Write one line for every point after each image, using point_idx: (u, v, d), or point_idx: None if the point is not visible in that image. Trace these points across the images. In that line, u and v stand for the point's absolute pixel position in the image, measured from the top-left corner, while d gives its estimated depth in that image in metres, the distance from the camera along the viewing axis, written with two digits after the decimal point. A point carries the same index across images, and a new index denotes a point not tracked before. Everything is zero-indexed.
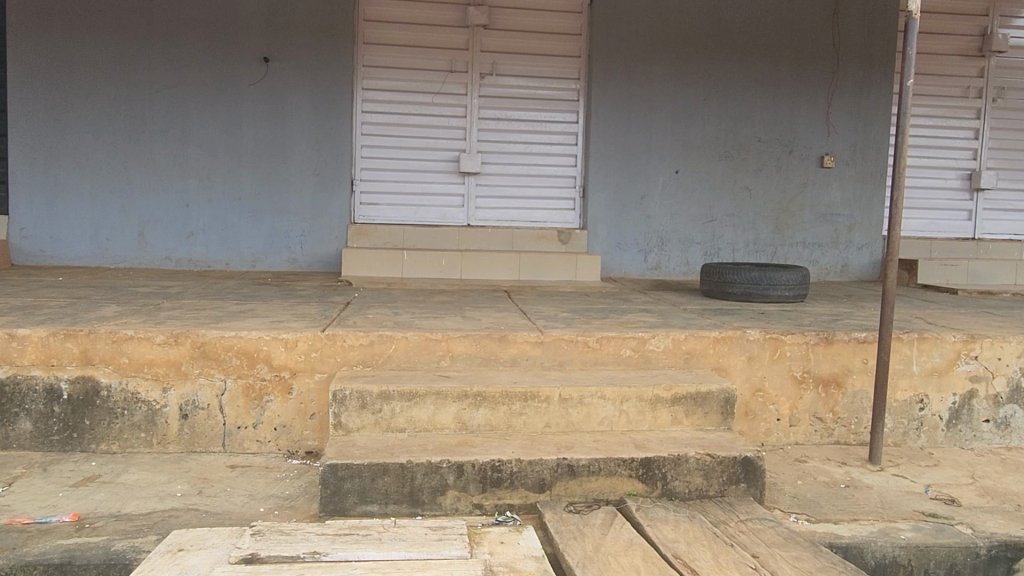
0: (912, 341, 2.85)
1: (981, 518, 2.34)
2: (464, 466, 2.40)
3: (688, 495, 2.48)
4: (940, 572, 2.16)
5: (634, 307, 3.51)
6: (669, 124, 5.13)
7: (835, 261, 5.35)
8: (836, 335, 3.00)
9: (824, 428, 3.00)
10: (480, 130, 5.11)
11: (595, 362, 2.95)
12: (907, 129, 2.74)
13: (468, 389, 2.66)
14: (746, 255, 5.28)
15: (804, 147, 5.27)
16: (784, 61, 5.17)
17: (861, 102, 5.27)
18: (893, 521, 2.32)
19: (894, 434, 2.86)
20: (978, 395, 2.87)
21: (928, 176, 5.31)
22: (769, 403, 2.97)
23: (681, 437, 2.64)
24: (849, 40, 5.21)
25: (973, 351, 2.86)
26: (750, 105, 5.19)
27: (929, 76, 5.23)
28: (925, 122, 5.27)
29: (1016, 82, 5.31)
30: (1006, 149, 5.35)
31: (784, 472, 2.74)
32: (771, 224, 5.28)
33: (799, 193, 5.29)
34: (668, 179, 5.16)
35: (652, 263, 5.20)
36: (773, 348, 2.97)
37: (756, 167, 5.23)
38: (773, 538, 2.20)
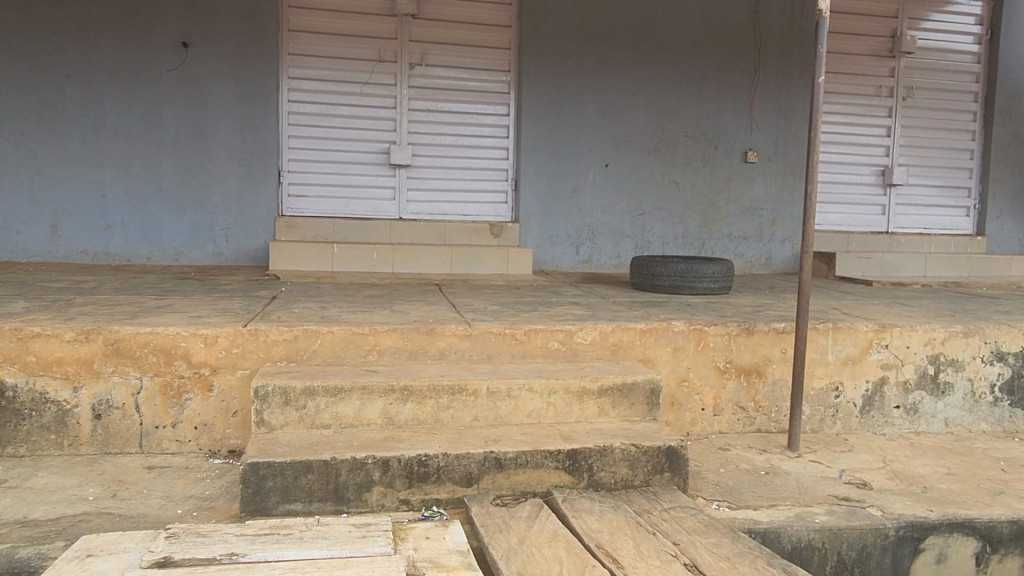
0: (827, 331, 2.94)
1: (890, 500, 2.44)
2: (389, 461, 2.37)
3: (614, 486, 2.51)
4: (852, 554, 2.24)
5: (565, 300, 3.53)
6: (599, 118, 5.18)
7: (759, 254, 5.50)
8: (757, 326, 3.08)
9: (746, 417, 3.07)
10: (411, 122, 5.05)
11: (524, 355, 2.95)
12: (819, 125, 2.83)
13: (395, 383, 2.62)
14: (675, 248, 5.38)
15: (729, 143, 5.39)
16: (709, 58, 5.28)
17: (782, 99, 5.43)
18: (808, 505, 2.39)
19: (811, 421, 2.96)
20: (888, 382, 2.99)
21: (847, 171, 5.50)
22: (694, 393, 3.03)
23: (607, 429, 2.66)
24: (771, 39, 5.35)
25: (884, 340, 2.98)
26: (677, 100, 5.28)
27: (845, 75, 5.42)
28: (843, 119, 5.46)
29: (925, 82, 5.56)
30: (917, 146, 5.59)
31: (707, 461, 2.80)
32: (699, 218, 5.39)
33: (725, 187, 5.41)
34: (599, 173, 5.21)
35: (584, 256, 5.24)
36: (697, 339, 3.02)
37: (683, 162, 5.33)
38: (694, 525, 2.25)
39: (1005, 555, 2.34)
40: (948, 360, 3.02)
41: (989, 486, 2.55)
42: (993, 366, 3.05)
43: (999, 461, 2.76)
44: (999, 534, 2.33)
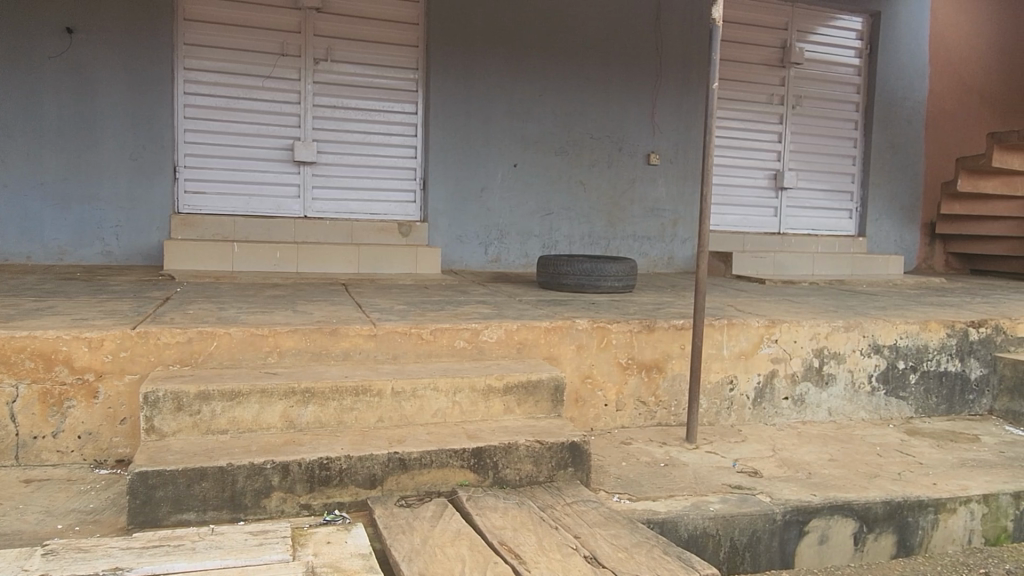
0: (722, 327, 3.07)
1: (778, 487, 2.57)
2: (289, 465, 2.30)
3: (518, 482, 2.53)
4: (743, 539, 2.34)
5: (472, 299, 3.53)
6: (507, 119, 5.22)
7: (662, 253, 5.68)
8: (657, 323, 3.18)
9: (647, 411, 3.17)
10: (316, 119, 4.93)
11: (429, 354, 2.93)
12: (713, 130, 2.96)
13: (296, 385, 2.55)
14: (582, 247, 5.48)
15: (632, 145, 5.54)
16: (613, 62, 5.41)
17: (682, 104, 5.63)
18: (703, 494, 2.49)
19: (708, 414, 3.08)
20: (778, 375, 3.15)
21: (742, 175, 5.76)
22: (597, 389, 3.10)
23: (512, 426, 2.68)
24: (671, 47, 5.54)
25: (773, 335, 3.14)
26: (583, 103, 5.38)
27: (741, 83, 5.67)
28: (738, 125, 5.71)
29: (813, 92, 5.90)
30: (805, 152, 5.92)
31: (609, 455, 2.87)
32: (604, 218, 5.51)
33: (628, 189, 5.56)
34: (507, 173, 5.24)
35: (492, 256, 5.27)
36: (600, 336, 3.09)
37: (589, 163, 5.44)
38: (595, 518, 2.30)
39: (880, 534, 2.46)
40: (831, 353, 3.21)
41: (867, 470, 2.73)
42: (871, 358, 3.26)
43: (875, 446, 2.96)
44: (874, 514, 2.45)
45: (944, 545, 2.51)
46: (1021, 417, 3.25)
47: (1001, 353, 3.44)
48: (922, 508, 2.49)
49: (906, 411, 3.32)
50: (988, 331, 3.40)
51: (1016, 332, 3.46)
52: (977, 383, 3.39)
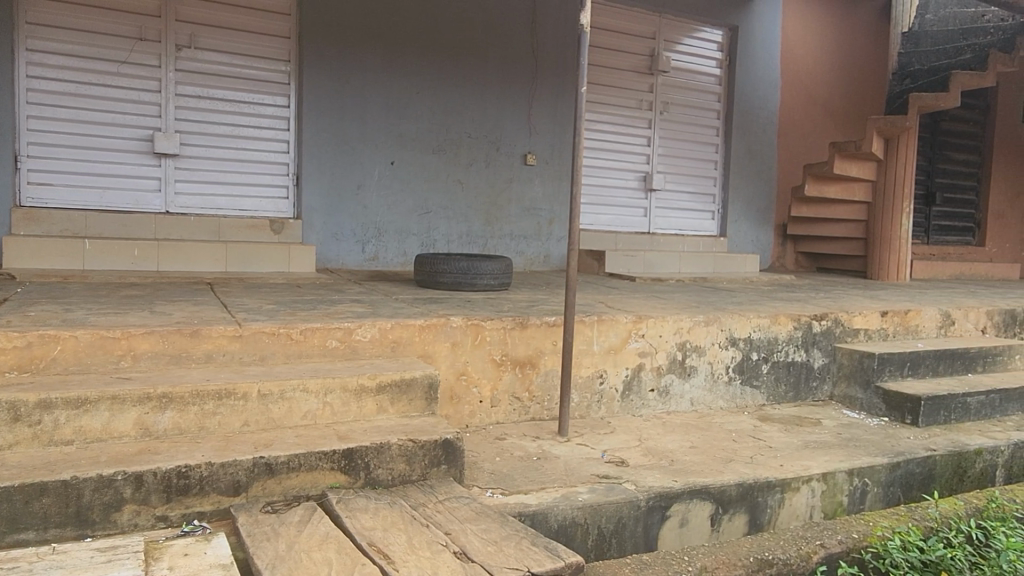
0: (593, 323, 3.18)
1: (643, 474, 2.69)
2: (143, 475, 2.15)
3: (391, 482, 2.51)
4: (609, 527, 2.43)
5: (346, 298, 3.46)
6: (384, 116, 5.15)
7: (538, 252, 5.81)
8: (530, 320, 3.25)
9: (521, 407, 3.23)
10: (178, 109, 4.65)
11: (298, 355, 2.84)
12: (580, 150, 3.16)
13: (151, 390, 2.40)
14: (460, 245, 5.50)
15: (509, 145, 5.62)
16: (490, 62, 5.47)
17: (557, 107, 5.78)
18: (573, 485, 2.57)
19: (579, 408, 3.18)
20: (644, 368, 3.30)
21: (615, 176, 5.98)
22: (472, 386, 3.12)
23: (385, 426, 2.65)
24: (546, 50, 5.68)
25: (640, 330, 3.28)
26: (461, 102, 5.40)
27: (613, 88, 5.88)
28: (610, 128, 5.91)
29: (679, 99, 6.21)
30: (673, 156, 6.23)
31: (484, 451, 2.90)
32: (482, 217, 5.56)
33: (506, 188, 5.63)
34: (384, 171, 5.18)
35: (369, 254, 5.19)
36: (474, 334, 3.12)
37: (467, 162, 5.47)
38: (467, 513, 2.32)
39: (733, 514, 2.63)
40: (692, 347, 3.39)
41: (723, 455, 2.91)
42: (728, 350, 3.48)
43: (731, 433, 3.16)
44: (728, 496, 2.62)
45: (788, 521, 2.71)
46: (856, 401, 3.57)
47: (839, 343, 3.76)
48: (769, 489, 2.68)
49: (759, 399, 3.56)
50: (828, 324, 3.71)
51: (852, 324, 3.79)
52: (820, 371, 3.69)
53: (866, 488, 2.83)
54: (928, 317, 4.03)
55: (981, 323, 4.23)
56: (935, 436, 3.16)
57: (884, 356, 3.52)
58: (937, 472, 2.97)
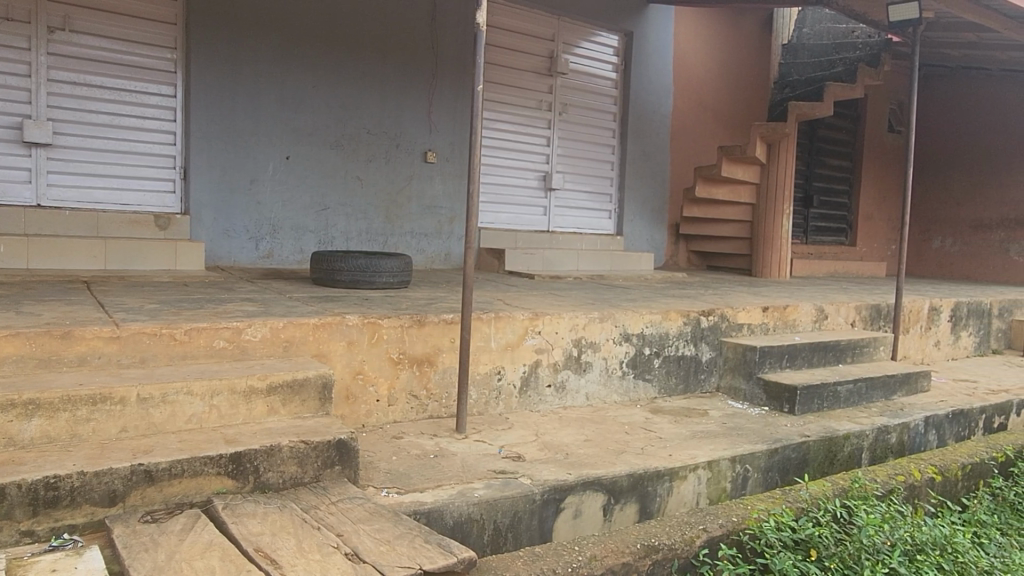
0: (490, 320, 3.21)
1: (538, 468, 2.74)
2: (5, 488, 2.00)
3: (282, 485, 2.43)
4: (505, 521, 2.46)
5: (236, 296, 3.34)
6: (279, 108, 5.00)
7: (439, 250, 5.80)
8: (427, 318, 3.23)
9: (418, 405, 3.21)
10: (51, 95, 4.35)
11: (183, 356, 2.71)
12: (479, 145, 3.19)
13: (16, 396, 2.23)
14: (360, 243, 5.40)
15: (409, 142, 5.57)
16: (390, 58, 5.40)
17: (456, 105, 5.79)
18: (469, 482, 2.58)
19: (478, 404, 3.20)
20: (541, 364, 3.35)
21: (516, 175, 6.04)
22: (368, 385, 3.08)
23: (276, 427, 2.57)
24: (447, 48, 5.67)
25: (537, 326, 3.34)
26: (360, 97, 5.32)
27: (513, 87, 5.94)
28: (511, 127, 5.96)
29: (577, 101, 6.34)
30: (572, 156, 6.36)
31: (380, 450, 2.87)
32: (382, 214, 5.49)
33: (406, 185, 5.58)
34: (279, 165, 5.03)
35: (263, 251, 5.03)
36: (371, 332, 3.08)
37: (366, 158, 5.38)
38: (360, 514, 2.28)
39: (624, 504, 2.72)
40: (587, 343, 3.48)
41: (616, 447, 3.00)
42: (622, 345, 3.59)
43: (624, 425, 3.26)
44: (620, 486, 2.70)
45: (676, 508, 2.83)
46: (740, 392, 3.76)
47: (724, 337, 3.95)
48: (658, 477, 2.78)
49: (651, 392, 3.70)
50: (715, 319, 3.90)
51: (736, 319, 4.00)
52: (707, 364, 3.87)
53: (746, 474, 2.99)
54: (804, 312, 4.30)
55: (850, 317, 4.55)
56: (809, 423, 3.38)
57: (765, 349, 3.74)
58: (810, 456, 3.18)
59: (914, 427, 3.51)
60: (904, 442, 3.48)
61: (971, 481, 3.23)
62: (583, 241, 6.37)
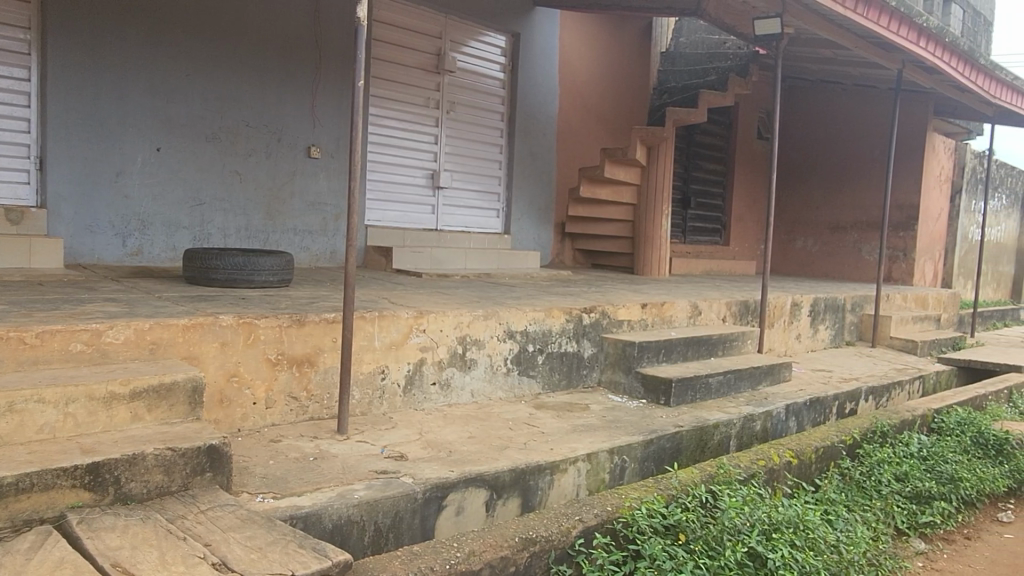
0: (373, 319, 3.16)
1: (421, 467, 2.72)
2: None
3: (146, 496, 2.28)
4: (386, 522, 2.44)
5: (99, 296, 3.13)
6: (148, 97, 4.72)
7: (324, 248, 5.65)
8: (307, 317, 3.15)
9: (298, 407, 3.13)
10: None
11: (34, 361, 2.50)
12: (360, 142, 3.14)
13: None
14: (238, 241, 5.18)
15: (291, 136, 5.41)
16: (270, 49, 5.22)
17: (341, 100, 5.68)
18: (349, 483, 2.53)
19: (361, 405, 3.16)
20: (426, 362, 3.35)
21: (403, 172, 5.97)
22: (243, 388, 2.97)
23: (140, 435, 2.42)
24: (332, 42, 5.56)
25: (422, 324, 3.32)
26: (238, 88, 5.11)
27: (401, 83, 5.87)
28: (398, 123, 5.90)
29: (465, 99, 6.36)
30: (460, 155, 6.37)
31: (256, 454, 2.77)
32: (262, 211, 5.29)
33: (288, 181, 5.41)
34: (148, 157, 4.75)
35: (131, 249, 4.74)
36: (246, 332, 2.96)
37: (245, 152, 5.18)
38: (231, 522, 2.18)
39: (507, 498, 2.76)
40: (472, 340, 3.51)
41: (499, 443, 3.04)
42: (506, 342, 3.64)
43: (508, 421, 3.31)
44: (502, 482, 2.74)
45: (557, 500, 2.90)
46: (620, 385, 3.91)
47: (605, 333, 4.09)
48: (539, 471, 2.84)
49: (535, 388, 3.77)
50: (596, 316, 4.02)
51: (617, 315, 4.15)
52: (589, 359, 3.99)
53: (624, 465, 3.11)
54: (680, 308, 4.52)
55: (722, 313, 4.82)
56: (682, 414, 3.55)
57: (643, 344, 3.90)
58: (683, 445, 3.34)
59: (776, 414, 3.77)
60: (767, 429, 3.73)
61: (823, 463, 3.51)
62: (471, 239, 6.38)
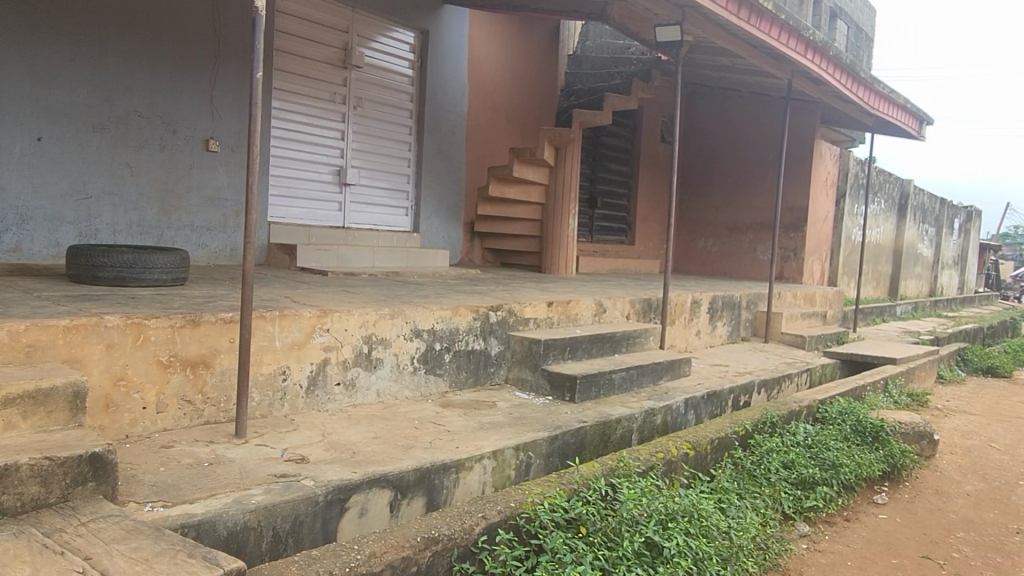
0: (273, 319, 3.07)
1: (322, 469, 2.67)
2: None
3: (20, 510, 2.10)
4: (286, 526, 2.37)
5: None
6: (27, 83, 4.41)
7: (223, 245, 5.44)
8: (202, 317, 3.03)
9: (192, 410, 3.01)
10: None
11: None
12: (257, 137, 3.04)
13: None
14: (129, 237, 4.92)
15: (188, 128, 5.17)
16: (164, 37, 4.99)
17: (241, 92, 5.48)
18: (246, 488, 2.44)
19: (260, 407, 3.06)
20: (330, 362, 3.28)
21: (307, 168, 5.81)
22: (132, 392, 2.82)
23: (14, 444, 2.24)
24: (231, 32, 5.37)
25: (325, 323, 3.25)
26: (129, 76, 4.85)
27: (305, 77, 5.72)
28: (302, 118, 5.73)
29: (373, 95, 6.26)
30: (367, 152, 6.26)
31: (146, 461, 2.63)
32: (156, 206, 5.04)
33: (184, 175, 5.18)
34: (28, 147, 4.44)
35: (8, 245, 4.41)
36: (135, 333, 2.81)
37: (137, 144, 4.92)
38: (115, 533, 2.05)
39: (411, 498, 2.74)
40: (378, 339, 3.46)
41: (404, 442, 3.02)
42: (413, 341, 3.62)
43: (413, 420, 3.29)
44: (406, 481, 2.72)
45: (462, 498, 2.91)
46: (526, 382, 3.96)
47: (512, 331, 4.13)
48: (445, 470, 2.84)
49: (442, 386, 3.77)
50: (503, 314, 4.06)
51: (523, 313, 4.20)
52: (496, 357, 4.02)
53: (529, 461, 3.15)
54: (585, 306, 4.62)
55: (626, 310, 4.97)
56: (587, 409, 3.64)
57: (548, 341, 3.96)
58: (586, 440, 3.42)
59: (676, 408, 3.92)
60: (667, 422, 3.87)
61: (717, 453, 3.68)
62: (379, 237, 6.29)
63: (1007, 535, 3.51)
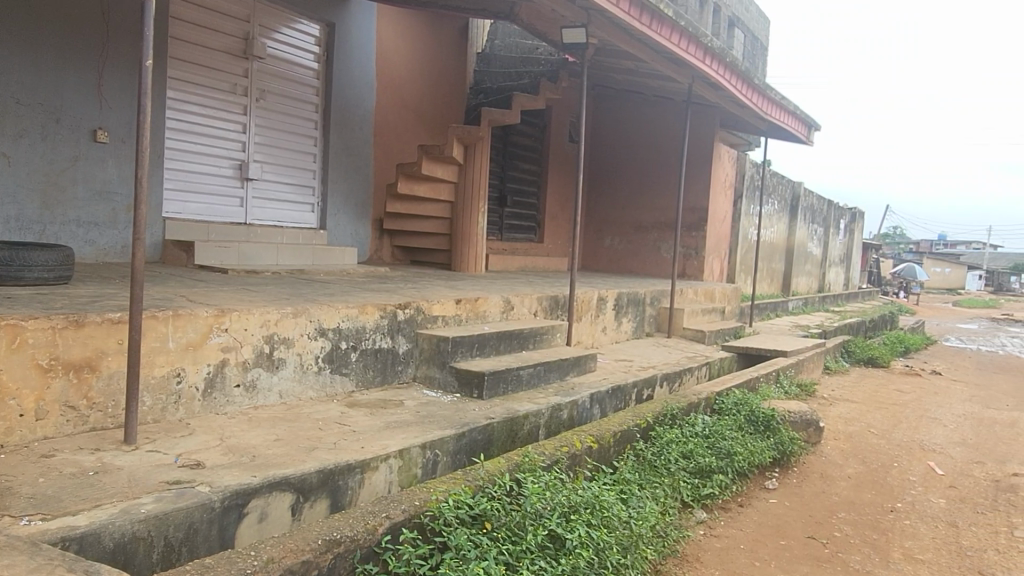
0: (166, 319, 2.93)
1: (219, 474, 2.57)
2: None
3: None
4: (179, 535, 2.27)
5: None
6: None
7: (113, 242, 5.16)
8: (87, 318, 2.86)
9: (77, 417, 2.84)
10: None
11: None
12: (146, 127, 2.89)
13: None
14: (7, 232, 4.58)
15: (73, 117, 4.87)
16: (45, 19, 4.67)
17: (131, 81, 5.21)
18: (135, 497, 2.33)
19: (153, 411, 2.92)
20: (228, 363, 3.17)
21: (206, 162, 5.58)
22: (8, 399, 2.63)
23: None
24: (119, 16, 5.09)
25: (223, 323, 3.13)
26: (5, 61, 4.51)
27: (202, 66, 5.49)
28: (199, 110, 5.49)
29: (275, 88, 6.07)
30: (271, 146, 6.07)
31: (23, 472, 2.46)
32: (37, 200, 4.72)
33: (69, 166, 4.87)
34: None
35: None
36: (11, 336, 2.62)
37: (14, 133, 4.58)
38: None
39: (314, 500, 2.69)
40: (280, 339, 3.37)
41: (307, 444, 2.95)
42: (317, 340, 3.54)
43: (318, 421, 3.23)
44: (309, 484, 2.66)
45: (366, 498, 2.87)
46: (434, 380, 3.96)
47: (420, 329, 4.11)
48: (350, 470, 2.79)
49: (347, 386, 3.71)
50: (411, 312, 4.03)
51: (431, 311, 4.18)
52: (403, 356, 3.99)
53: (436, 458, 3.15)
54: (493, 303, 4.65)
55: (533, 308, 5.03)
56: (494, 406, 3.67)
57: (456, 339, 3.96)
58: (493, 437, 3.44)
59: (581, 403, 4.00)
60: (573, 416, 3.95)
61: (620, 445, 3.79)
62: (283, 234, 6.13)
63: (882, 514, 3.78)
